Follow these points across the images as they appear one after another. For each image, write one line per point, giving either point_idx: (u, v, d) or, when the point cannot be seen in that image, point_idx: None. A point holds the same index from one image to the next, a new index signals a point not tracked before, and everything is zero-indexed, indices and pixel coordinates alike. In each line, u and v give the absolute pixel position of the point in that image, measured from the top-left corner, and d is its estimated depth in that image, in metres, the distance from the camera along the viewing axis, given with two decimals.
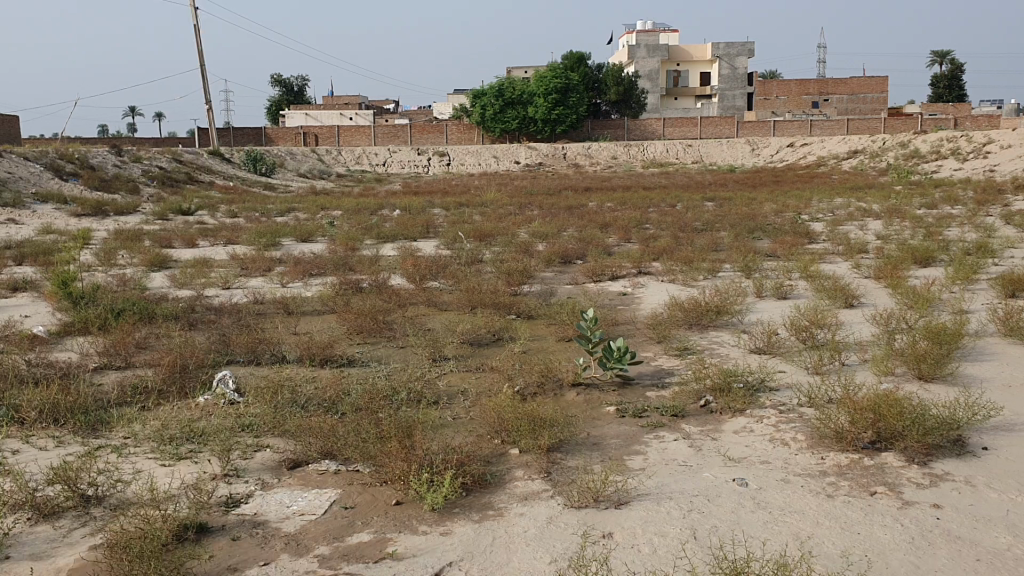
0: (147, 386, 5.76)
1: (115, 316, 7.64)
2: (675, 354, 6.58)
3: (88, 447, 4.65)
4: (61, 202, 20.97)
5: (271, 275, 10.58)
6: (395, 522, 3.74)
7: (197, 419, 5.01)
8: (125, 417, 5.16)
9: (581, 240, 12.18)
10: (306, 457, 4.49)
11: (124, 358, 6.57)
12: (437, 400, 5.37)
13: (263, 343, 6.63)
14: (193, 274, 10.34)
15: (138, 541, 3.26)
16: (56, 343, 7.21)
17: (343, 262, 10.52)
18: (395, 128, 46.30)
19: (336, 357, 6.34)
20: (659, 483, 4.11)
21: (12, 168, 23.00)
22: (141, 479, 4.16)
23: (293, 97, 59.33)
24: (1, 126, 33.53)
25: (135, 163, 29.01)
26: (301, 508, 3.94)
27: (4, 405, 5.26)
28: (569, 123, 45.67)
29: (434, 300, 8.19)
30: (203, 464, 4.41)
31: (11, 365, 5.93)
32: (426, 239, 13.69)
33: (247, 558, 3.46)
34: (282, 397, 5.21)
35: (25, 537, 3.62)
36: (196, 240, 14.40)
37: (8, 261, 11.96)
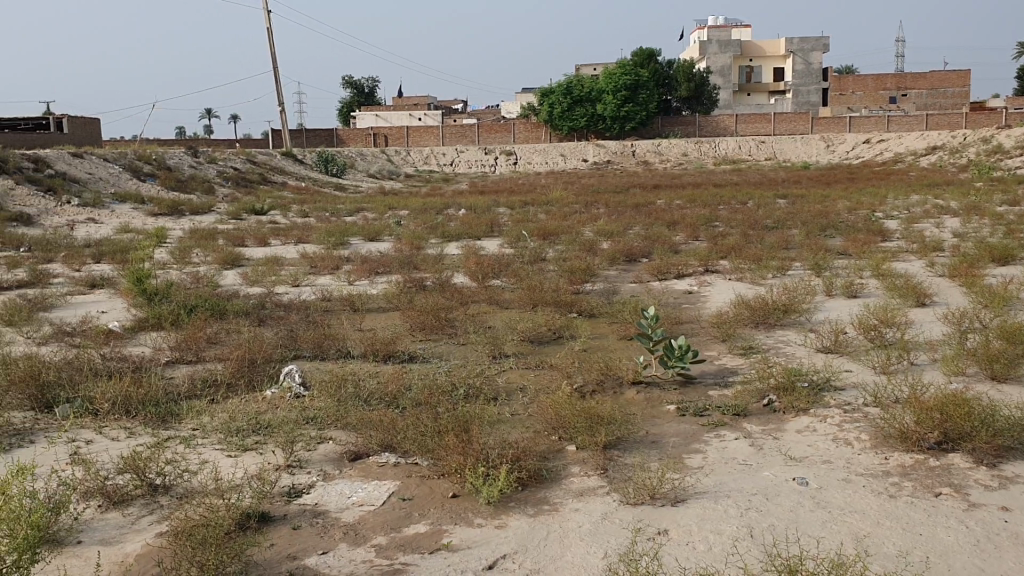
0: (217, 380, 5.94)
1: (188, 313, 7.88)
2: (739, 353, 6.48)
3: (157, 438, 4.80)
4: (139, 202, 21.64)
5: (338, 273, 10.75)
6: (451, 515, 3.79)
7: (264, 412, 5.15)
8: (193, 410, 5.31)
9: (647, 239, 12.06)
10: (367, 449, 4.56)
11: (195, 352, 6.77)
12: (497, 396, 5.40)
13: (328, 338, 6.74)
14: (263, 272, 10.56)
15: (201, 529, 3.36)
16: (129, 338, 7.44)
17: (407, 261, 10.63)
18: (463, 128, 46.54)
19: (399, 353, 6.42)
20: (717, 481, 4.07)
21: (92, 169, 23.83)
22: (207, 468, 4.29)
23: (364, 98, 59.96)
24: (82, 128, 34.78)
25: (210, 163, 29.77)
26: (360, 499, 4.02)
27: (79, 397, 5.47)
28: (638, 120, 45.30)
29: (496, 299, 8.23)
30: (267, 455, 4.52)
31: (87, 359, 6.15)
32: (490, 237, 13.75)
33: (307, 547, 3.54)
34: (346, 390, 5.31)
35: (95, 523, 3.76)
36: (268, 239, 14.71)
37: (87, 259, 12.39)
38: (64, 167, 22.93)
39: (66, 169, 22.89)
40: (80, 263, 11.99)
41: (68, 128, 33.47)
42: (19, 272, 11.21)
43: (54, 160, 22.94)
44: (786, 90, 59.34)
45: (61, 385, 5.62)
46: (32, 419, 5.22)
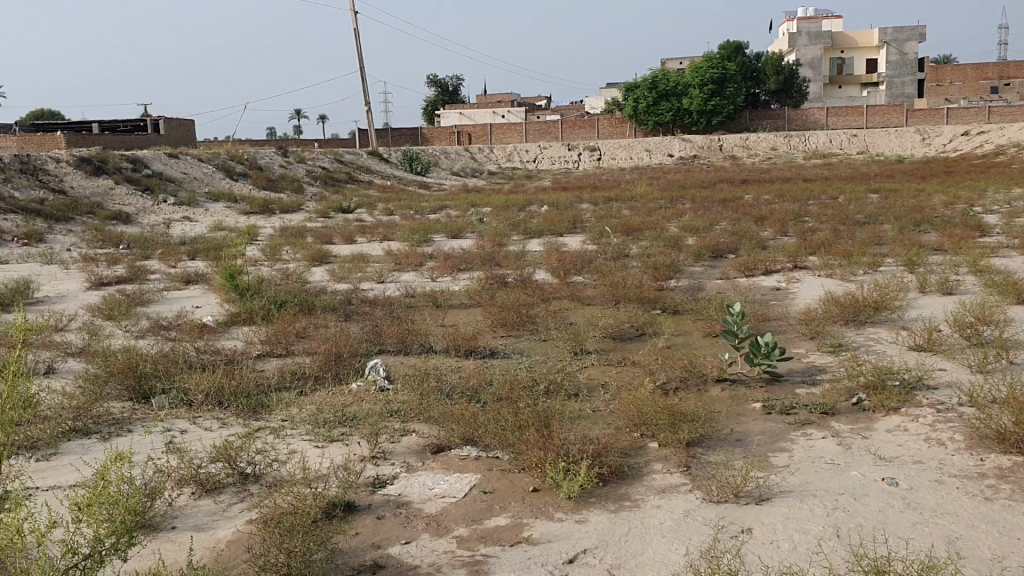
0: (305, 372, 6.09)
1: (278, 308, 8.10)
2: (827, 351, 6.34)
3: (248, 428, 4.96)
4: (231, 201, 22.29)
5: (422, 269, 10.89)
6: (532, 508, 3.80)
7: (350, 404, 5.26)
8: (282, 402, 5.45)
9: (734, 234, 11.87)
10: (449, 442, 4.61)
11: (284, 346, 6.95)
12: (578, 392, 5.39)
13: (412, 333, 6.82)
14: (349, 268, 10.77)
15: (289, 517, 3.45)
16: (222, 332, 7.69)
17: (490, 257, 10.70)
18: (547, 125, 46.57)
19: (480, 349, 6.47)
20: (804, 480, 4.00)
21: (188, 169, 24.64)
22: (295, 458, 4.41)
23: (448, 97, 60.42)
24: (178, 130, 35.95)
25: (299, 163, 30.47)
26: (442, 490, 4.07)
27: (174, 388, 5.68)
28: (725, 114, 44.52)
29: (578, 295, 8.23)
30: (352, 446, 4.62)
31: (182, 352, 6.37)
32: (573, 233, 13.74)
33: (390, 536, 3.60)
34: (428, 384, 5.38)
35: (188, 509, 3.89)
36: (354, 237, 14.99)
37: (182, 256, 12.83)
38: (161, 167, 23.77)
39: (162, 169, 23.72)
40: (176, 260, 12.42)
41: (164, 130, 34.66)
42: (119, 268, 11.67)
43: (151, 160, 23.80)
44: (879, 82, 57.63)
45: (158, 376, 5.84)
46: (130, 409, 5.44)
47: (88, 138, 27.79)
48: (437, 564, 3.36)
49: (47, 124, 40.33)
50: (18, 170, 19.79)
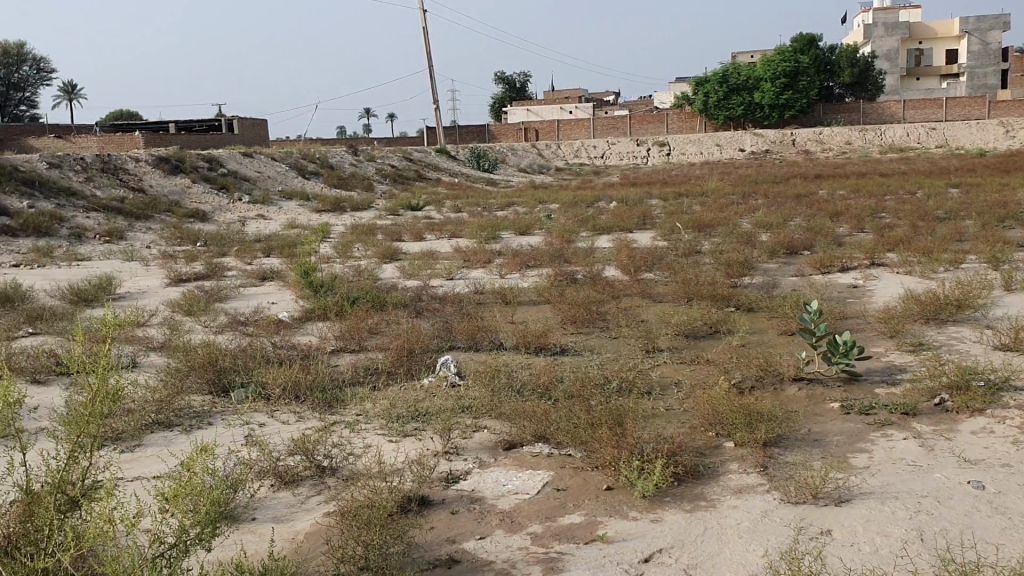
0: (377, 368, 6.17)
1: (351, 304, 8.23)
2: (907, 350, 6.17)
3: (324, 422, 5.04)
4: (304, 199, 22.68)
5: (491, 266, 10.92)
6: (606, 506, 3.79)
7: (422, 400, 5.31)
8: (356, 397, 5.53)
9: (808, 230, 11.63)
10: (521, 439, 4.61)
11: (358, 342, 7.05)
12: (650, 390, 5.34)
13: (482, 330, 6.84)
14: (419, 265, 10.86)
15: (366, 511, 3.50)
16: (297, 327, 7.83)
17: (559, 253, 10.68)
18: (615, 121, 46.38)
19: (551, 345, 6.46)
20: (885, 482, 3.90)
21: (261, 168, 25.13)
22: (370, 453, 4.48)
23: (515, 93, 60.33)
24: (251, 130, 36.68)
25: (369, 161, 30.82)
26: (515, 487, 4.07)
27: (253, 381, 5.82)
28: (798, 108, 43.63)
29: (649, 293, 8.15)
30: (426, 441, 4.66)
31: (259, 347, 6.51)
32: (642, 229, 13.64)
33: (464, 532, 3.62)
34: (499, 381, 5.40)
35: (268, 501, 3.98)
36: (423, 234, 15.11)
37: (258, 253, 13.10)
38: (236, 166, 24.28)
39: (237, 168, 24.23)
40: (251, 258, 12.69)
41: (238, 130, 35.39)
42: (197, 265, 11.96)
43: (227, 160, 24.33)
44: (959, 73, 55.89)
45: (237, 370, 5.98)
46: (210, 402, 5.58)
47: (165, 138, 28.53)
48: (511, 560, 3.37)
49: (128, 126, 41.52)
50: (100, 170, 20.44)
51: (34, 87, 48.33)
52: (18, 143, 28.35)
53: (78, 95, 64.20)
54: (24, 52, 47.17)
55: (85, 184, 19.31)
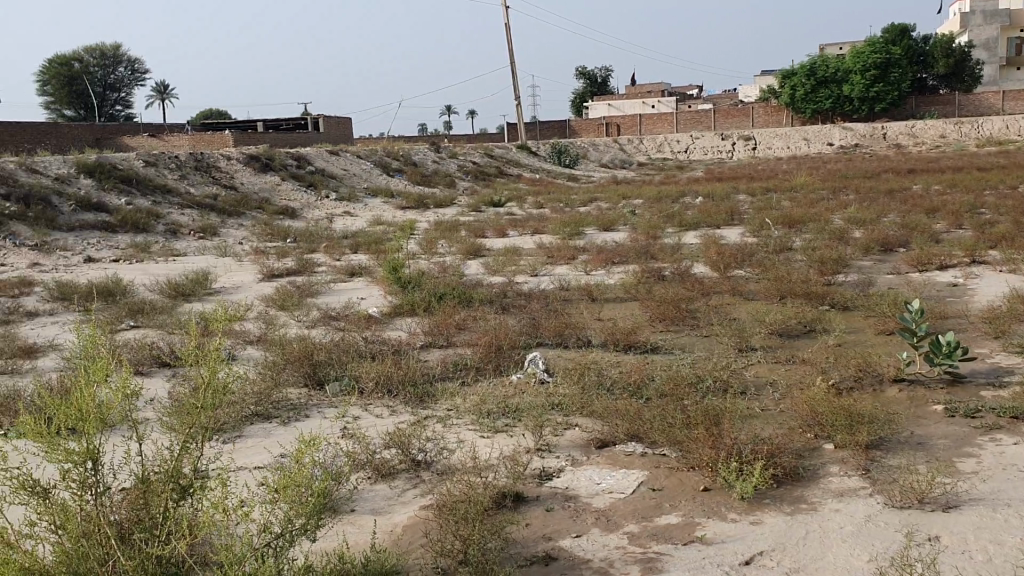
0: (467, 363, 6.22)
1: (438, 300, 8.32)
2: (1015, 351, 5.93)
3: (417, 417, 5.12)
4: (389, 196, 22.99)
5: (575, 262, 10.89)
6: (704, 508, 3.74)
7: (513, 397, 5.32)
8: (447, 392, 5.59)
9: (904, 227, 11.27)
10: (613, 438, 4.59)
11: (446, 338, 7.12)
12: (745, 390, 5.26)
13: (570, 327, 6.82)
14: (504, 261, 10.88)
15: (464, 505, 3.53)
16: (387, 323, 7.95)
17: (645, 250, 10.59)
18: (699, 115, 46.19)
19: (640, 343, 6.41)
20: (996, 488, 3.76)
21: (347, 166, 25.56)
22: (463, 448, 4.52)
23: (597, 88, 60.03)
24: (337, 128, 37.35)
25: (451, 159, 31.08)
26: (609, 486, 4.05)
27: (347, 375, 5.95)
28: (890, 100, 42.04)
29: (740, 290, 8.03)
30: (519, 438, 4.67)
31: (351, 341, 6.63)
32: (730, 225, 13.42)
33: (560, 529, 3.62)
34: (589, 378, 5.36)
35: (367, 494, 4.06)
36: (507, 230, 15.13)
37: (345, 250, 13.33)
38: (323, 164, 24.76)
39: (324, 166, 24.71)
40: (340, 254, 12.93)
41: (324, 127, 36.03)
42: (288, 261, 12.22)
43: (314, 158, 24.82)
44: None
45: (331, 364, 6.11)
46: (307, 396, 5.72)
47: (254, 137, 29.24)
48: (609, 559, 3.36)
49: (219, 124, 42.69)
50: (194, 168, 21.08)
51: (130, 87, 50.01)
52: (117, 142, 29.42)
53: (171, 93, 66.28)
54: (119, 53, 48.82)
55: (179, 181, 19.94)
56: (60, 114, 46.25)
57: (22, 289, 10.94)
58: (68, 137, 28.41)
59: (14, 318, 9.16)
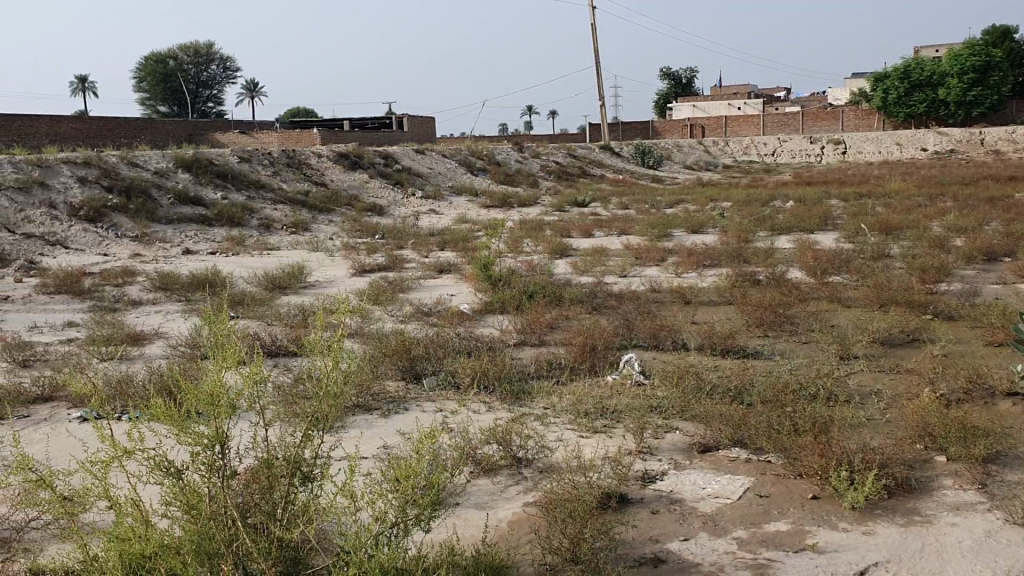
0: (561, 362, 6.24)
1: (529, 298, 8.38)
2: None
3: (515, 414, 5.16)
4: (472, 195, 23.19)
5: (665, 264, 10.82)
6: (813, 516, 3.69)
7: (611, 397, 5.32)
8: (542, 390, 5.62)
9: (1009, 236, 10.92)
10: (717, 441, 4.55)
11: (539, 336, 7.16)
12: (849, 399, 5.16)
13: (665, 329, 6.76)
14: (592, 261, 10.90)
15: (570, 503, 3.54)
16: (479, 319, 8.04)
17: (738, 253, 10.48)
18: (787, 117, 45.43)
19: (738, 347, 6.35)
20: None
21: (433, 165, 25.88)
22: (564, 446, 4.54)
23: (681, 89, 59.44)
24: (421, 127, 37.79)
25: (534, 158, 31.17)
26: (715, 490, 4.03)
27: (444, 370, 6.06)
28: (989, 105, 40.63)
29: (838, 296, 7.90)
30: (619, 438, 4.67)
31: (446, 336, 6.72)
32: (824, 230, 13.18)
33: (667, 532, 3.62)
34: (689, 380, 5.32)
35: (472, 489, 4.12)
36: (593, 230, 15.13)
37: (433, 247, 13.49)
38: (409, 162, 25.09)
39: (410, 164, 25.04)
40: (427, 250, 13.12)
41: (408, 126, 36.49)
42: (378, 257, 12.44)
43: (401, 156, 25.17)
44: None
45: (429, 359, 6.22)
46: (405, 389, 5.83)
47: (341, 135, 29.79)
48: (719, 563, 3.34)
49: (306, 122, 43.57)
50: (285, 164, 21.59)
51: (221, 85, 51.33)
52: (210, 139, 30.33)
53: (259, 92, 67.87)
54: (212, 51, 50.11)
55: (272, 177, 20.46)
56: (154, 109, 47.85)
57: (126, 278, 11.38)
58: (164, 133, 29.39)
59: (121, 306, 9.53)
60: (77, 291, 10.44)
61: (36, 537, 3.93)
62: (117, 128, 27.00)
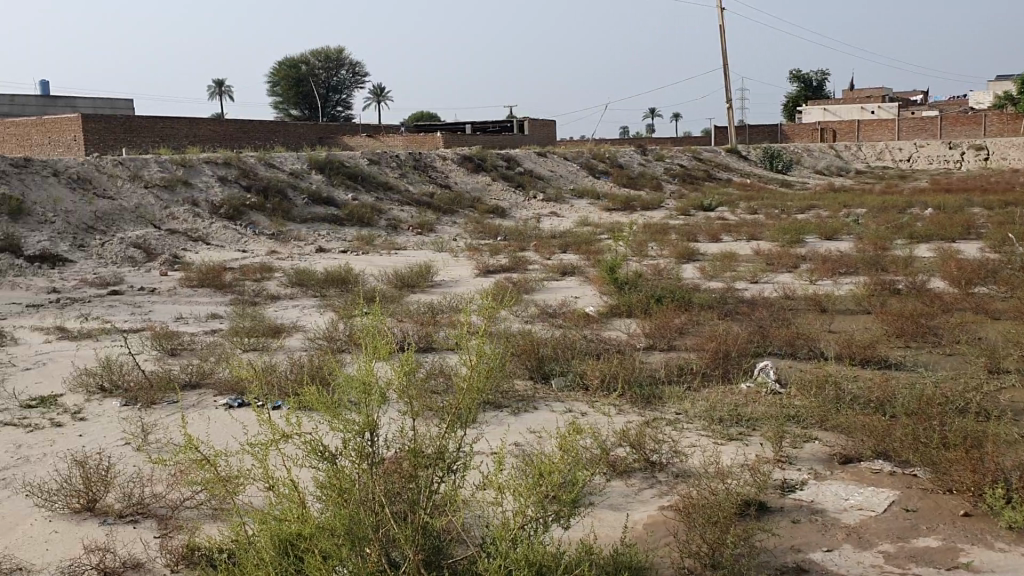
0: (693, 367, 6.15)
1: (657, 301, 8.32)
2: None
3: (648, 418, 5.13)
4: (595, 198, 23.16)
5: (797, 270, 10.58)
6: (966, 534, 3.54)
7: (746, 404, 5.24)
8: (674, 394, 5.57)
9: None
10: (859, 453, 4.43)
11: (667, 340, 7.09)
12: (1002, 415, 4.91)
13: (801, 337, 6.61)
14: (721, 266, 10.74)
15: (709, 506, 3.50)
16: (606, 322, 8.05)
17: (875, 261, 10.15)
18: (924, 121, 42.99)
19: (879, 359, 6.14)
20: None
21: (556, 168, 26.01)
22: (699, 452, 4.50)
23: (811, 91, 57.88)
24: (543, 130, 37.99)
25: (658, 161, 30.89)
26: (858, 502, 3.92)
27: (573, 372, 6.08)
28: None
29: (986, 309, 7.54)
30: (756, 446, 4.59)
31: (575, 338, 6.74)
32: (966, 239, 12.62)
33: (808, 542, 3.54)
34: (828, 390, 5.17)
35: (607, 489, 4.14)
36: (720, 235, 14.91)
37: (557, 249, 13.56)
38: (532, 164, 25.29)
39: (533, 166, 25.23)
40: (550, 253, 13.20)
41: (530, 130, 36.77)
42: (502, 258, 12.59)
43: (524, 160, 25.40)
44: None
45: (557, 360, 6.27)
46: (534, 388, 5.89)
47: (465, 138, 30.27)
48: None
49: (430, 125, 44.45)
50: (412, 166, 22.10)
51: (351, 89, 52.77)
52: (339, 140, 31.27)
53: (384, 96, 69.46)
54: (342, 55, 51.54)
55: (399, 179, 20.97)
56: (287, 113, 49.61)
57: (263, 273, 11.86)
58: (296, 135, 30.45)
59: (260, 300, 9.95)
60: (218, 285, 10.94)
61: (194, 515, 4.14)
62: (252, 130, 28.12)
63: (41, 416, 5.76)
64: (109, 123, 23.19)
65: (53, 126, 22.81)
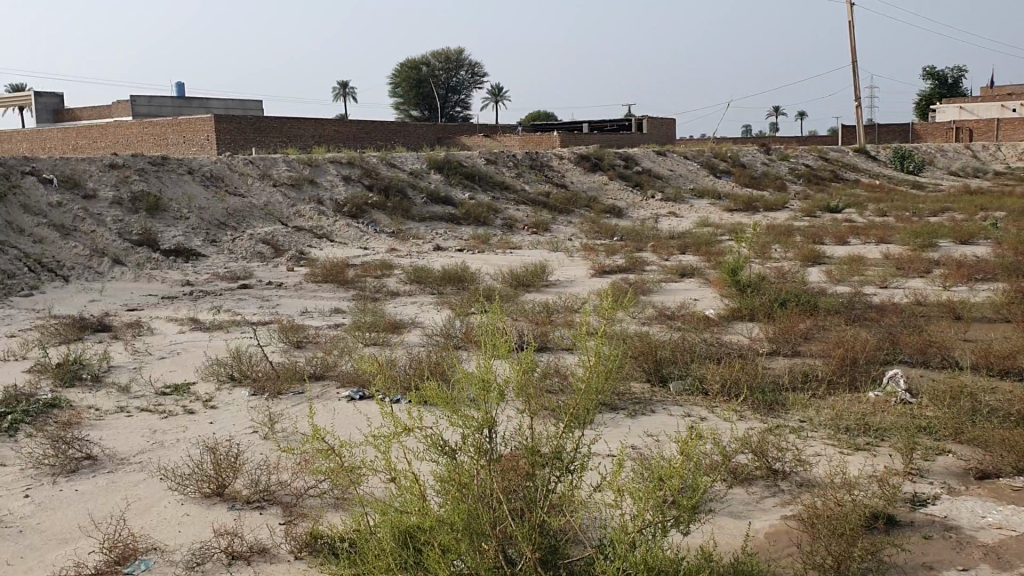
0: (818, 374, 5.95)
1: (780, 305, 8.10)
2: None
3: (770, 424, 5.00)
4: (715, 198, 22.74)
5: (930, 276, 10.13)
6: None
7: (875, 413, 5.04)
8: (798, 400, 5.40)
9: None
10: (997, 468, 4.20)
11: (791, 346, 6.91)
12: None
13: (934, 345, 6.31)
14: (848, 270, 10.38)
15: (836, 517, 3.38)
16: (726, 326, 7.89)
17: (1016, 267, 9.61)
18: None
19: (1020, 370, 5.82)
20: None
21: (675, 167, 25.65)
22: (824, 461, 4.36)
23: (946, 90, 55.36)
24: (662, 129, 37.55)
25: (782, 161, 30.08)
26: (997, 520, 3.71)
27: (691, 374, 5.98)
28: None
29: None
30: (885, 457, 4.42)
31: (694, 341, 6.64)
32: None
33: (942, 559, 3.38)
34: (963, 400, 4.93)
35: (728, 496, 4.06)
36: (847, 237, 14.40)
37: (675, 250, 13.37)
38: (650, 164, 25.02)
39: (651, 166, 24.97)
40: (668, 254, 13.03)
41: (649, 130, 36.39)
42: (619, 258, 12.50)
43: (642, 159, 25.17)
44: None
45: (675, 363, 6.19)
46: (652, 391, 5.83)
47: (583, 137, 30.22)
48: None
49: (547, 124, 44.56)
50: (529, 165, 22.20)
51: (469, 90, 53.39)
52: (458, 139, 31.69)
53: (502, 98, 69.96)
54: (462, 57, 52.20)
55: (516, 179, 21.10)
56: (407, 113, 50.57)
57: (383, 270, 12.12)
58: (416, 135, 31.01)
59: (381, 296, 10.17)
60: (341, 281, 11.25)
61: (316, 504, 4.27)
62: (375, 130, 28.79)
63: (174, 402, 6.05)
64: (240, 123, 24.13)
65: (188, 127, 23.88)
